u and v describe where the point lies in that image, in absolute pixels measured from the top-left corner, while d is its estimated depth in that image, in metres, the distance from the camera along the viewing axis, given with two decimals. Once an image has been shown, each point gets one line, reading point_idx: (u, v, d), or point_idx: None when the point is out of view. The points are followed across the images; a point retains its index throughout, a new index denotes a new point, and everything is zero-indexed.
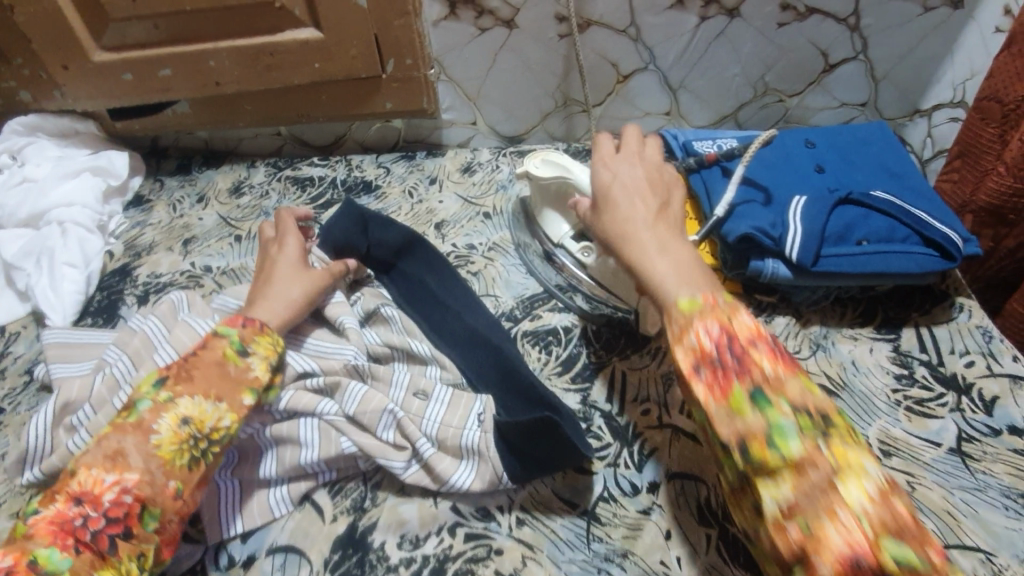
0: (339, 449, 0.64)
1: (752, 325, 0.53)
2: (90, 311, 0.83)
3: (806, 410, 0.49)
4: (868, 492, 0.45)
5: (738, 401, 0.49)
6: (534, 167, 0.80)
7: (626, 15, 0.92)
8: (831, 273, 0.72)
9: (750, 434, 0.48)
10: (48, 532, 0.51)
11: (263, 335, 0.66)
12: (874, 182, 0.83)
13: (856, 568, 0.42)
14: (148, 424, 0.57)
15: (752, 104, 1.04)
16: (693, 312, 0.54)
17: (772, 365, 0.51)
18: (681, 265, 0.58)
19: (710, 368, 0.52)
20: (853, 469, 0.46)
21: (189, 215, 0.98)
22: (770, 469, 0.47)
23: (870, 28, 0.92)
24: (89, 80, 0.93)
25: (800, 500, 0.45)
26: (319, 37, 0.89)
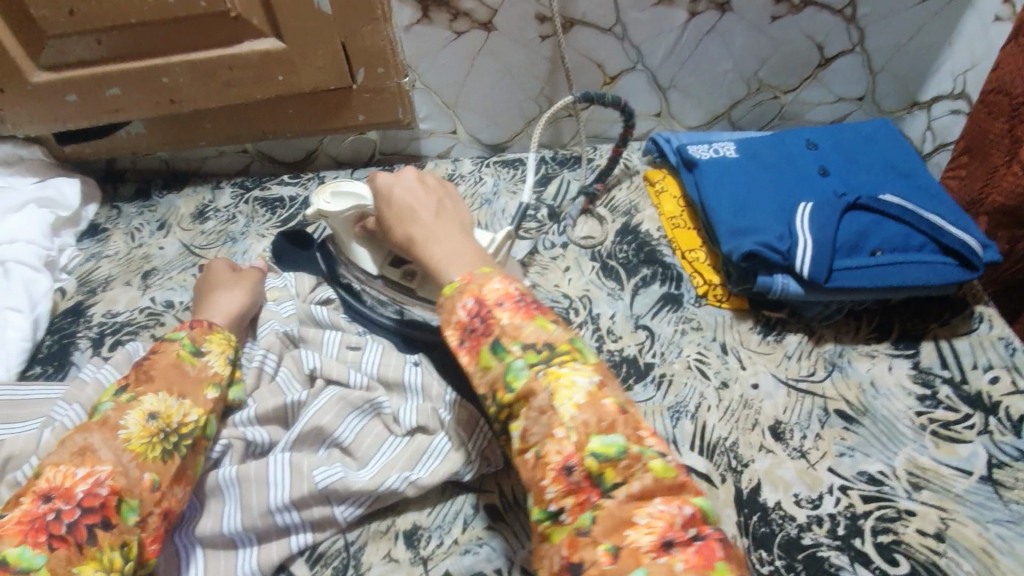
0: (314, 484, 0.58)
1: (500, 289, 0.51)
2: (39, 360, 0.76)
3: (536, 347, 0.48)
4: (577, 401, 0.45)
5: (485, 359, 0.49)
6: (325, 204, 0.72)
7: (611, 12, 0.87)
8: (845, 287, 0.67)
9: (495, 385, 0.48)
10: (17, 531, 0.46)
11: (215, 332, 0.64)
12: (882, 183, 0.78)
13: (570, 477, 0.44)
14: (115, 420, 0.54)
15: (746, 101, 0.98)
16: (451, 291, 0.53)
17: (512, 316, 0.50)
18: (455, 252, 0.58)
19: (467, 337, 0.50)
20: (565, 386, 0.46)
21: (149, 245, 0.90)
22: (511, 409, 0.47)
23: (866, 19, 0.87)
24: (29, 102, 0.85)
25: (529, 430, 0.46)
26: (281, 48, 0.81)
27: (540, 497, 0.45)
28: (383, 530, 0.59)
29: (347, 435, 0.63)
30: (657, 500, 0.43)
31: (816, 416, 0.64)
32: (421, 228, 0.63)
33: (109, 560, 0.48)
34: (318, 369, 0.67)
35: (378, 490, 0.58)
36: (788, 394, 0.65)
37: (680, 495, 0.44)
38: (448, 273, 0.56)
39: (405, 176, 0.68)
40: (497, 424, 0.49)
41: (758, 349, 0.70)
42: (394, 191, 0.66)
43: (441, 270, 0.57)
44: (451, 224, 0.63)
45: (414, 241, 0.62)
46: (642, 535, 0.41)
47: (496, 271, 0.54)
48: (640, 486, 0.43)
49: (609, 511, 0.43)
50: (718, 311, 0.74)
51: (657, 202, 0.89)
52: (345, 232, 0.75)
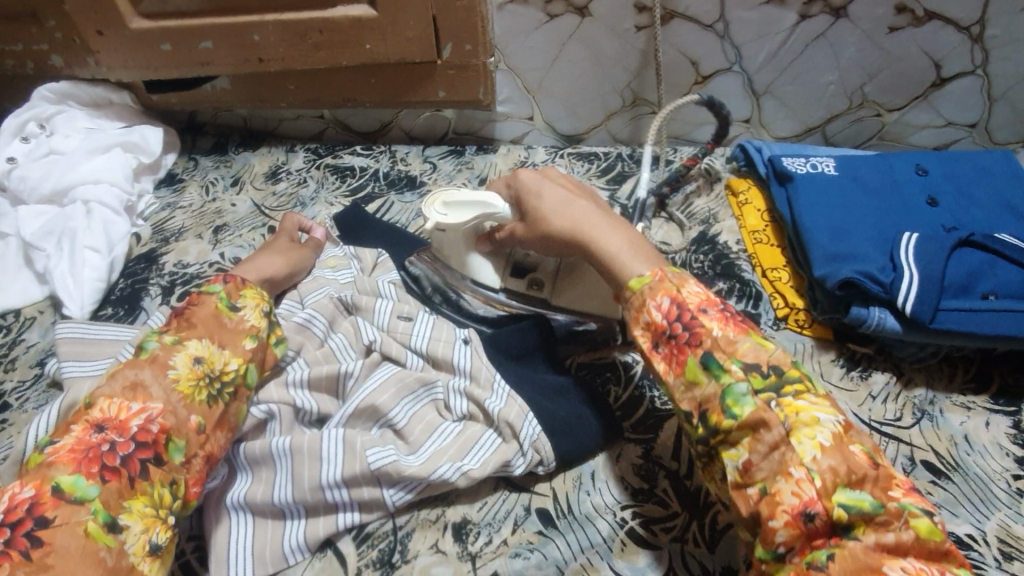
0: (366, 464, 0.55)
1: (701, 293, 0.52)
2: (111, 301, 0.78)
3: (757, 367, 0.48)
4: (821, 442, 0.44)
5: (693, 371, 0.49)
6: (440, 217, 0.65)
7: (716, 7, 0.80)
8: (950, 331, 0.62)
9: (706, 405, 0.48)
10: (71, 459, 0.47)
11: (248, 287, 0.63)
12: (997, 222, 0.71)
13: (809, 523, 0.43)
14: (164, 359, 0.54)
15: (844, 117, 0.91)
16: (641, 287, 0.54)
17: (721, 327, 0.50)
18: (633, 243, 0.58)
19: (665, 342, 0.52)
20: (807, 425, 0.45)
21: (221, 201, 0.91)
22: (728, 435, 0.47)
23: (996, 40, 0.78)
24: (123, 48, 0.86)
25: (752, 462, 0.46)
26: (373, 16, 0.80)
27: (769, 538, 0.44)
28: (432, 520, 0.57)
29: (401, 418, 0.60)
30: (910, 558, 0.41)
31: (900, 465, 0.59)
32: (587, 218, 0.61)
33: (159, 497, 0.50)
34: (376, 344, 0.65)
35: (430, 477, 0.56)
36: (870, 437, 0.61)
37: (937, 561, 0.41)
38: (635, 269, 0.56)
39: (552, 173, 0.66)
40: (705, 446, 0.49)
41: (840, 384, 0.65)
42: (544, 187, 0.63)
43: (620, 261, 0.57)
44: (615, 215, 0.62)
45: (579, 229, 0.60)
46: None
47: (688, 274, 0.54)
48: (895, 539, 0.41)
49: (850, 553, 0.41)
50: (799, 337, 0.70)
51: (739, 213, 0.83)
52: (461, 244, 0.68)
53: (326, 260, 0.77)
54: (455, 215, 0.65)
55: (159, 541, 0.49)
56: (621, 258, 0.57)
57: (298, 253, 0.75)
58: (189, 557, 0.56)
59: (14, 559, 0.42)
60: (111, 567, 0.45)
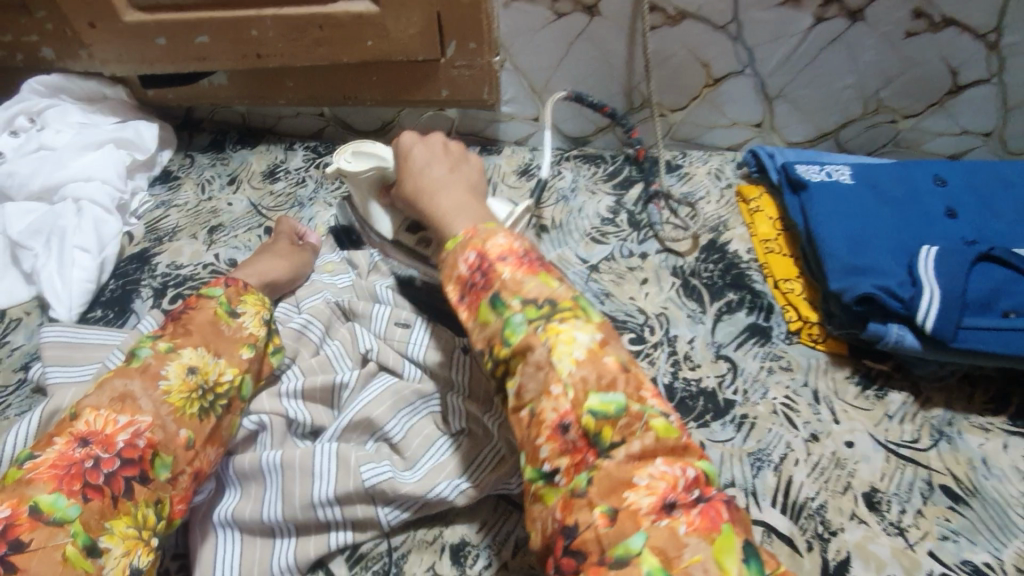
0: (360, 481, 0.53)
1: (505, 244, 0.49)
2: (101, 303, 0.76)
3: (538, 302, 0.46)
4: (576, 357, 0.43)
5: (484, 313, 0.47)
6: (345, 164, 0.66)
7: (728, 8, 0.78)
8: (971, 349, 0.59)
9: (493, 339, 0.46)
10: (52, 476, 0.45)
11: (249, 293, 0.60)
12: (1019, 236, 0.68)
13: (567, 436, 0.41)
14: (156, 368, 0.52)
15: (859, 123, 0.88)
16: (453, 246, 0.51)
17: (513, 271, 0.48)
18: (463, 204, 0.56)
19: (467, 292, 0.49)
20: (564, 342, 0.43)
21: (217, 199, 0.89)
22: (508, 365, 0.45)
23: (1011, 49, 0.75)
24: (117, 41, 0.83)
25: (525, 387, 0.44)
26: (375, 12, 0.77)
27: (535, 456, 0.42)
28: (430, 541, 0.54)
29: (397, 432, 0.58)
30: (657, 461, 0.40)
31: (918, 489, 0.57)
32: (433, 181, 0.60)
33: (142, 517, 0.47)
34: (373, 353, 0.63)
35: (427, 496, 0.53)
36: (886, 460, 0.59)
37: (679, 457, 0.41)
38: (451, 228, 0.54)
39: (432, 137, 0.64)
40: (495, 381, 0.47)
41: (855, 403, 0.63)
42: (415, 149, 0.62)
43: (445, 223, 0.55)
44: (465, 182, 0.60)
45: (420, 192, 0.59)
46: (642, 497, 0.38)
47: (501, 226, 0.52)
48: (639, 446, 0.40)
49: (608, 471, 0.40)
50: (812, 352, 0.67)
51: (751, 222, 0.81)
52: (364, 196, 0.69)
53: (322, 265, 0.75)
54: (359, 163, 0.66)
55: (141, 564, 0.46)
56: (445, 219, 0.55)
57: (298, 257, 0.73)
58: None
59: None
60: None
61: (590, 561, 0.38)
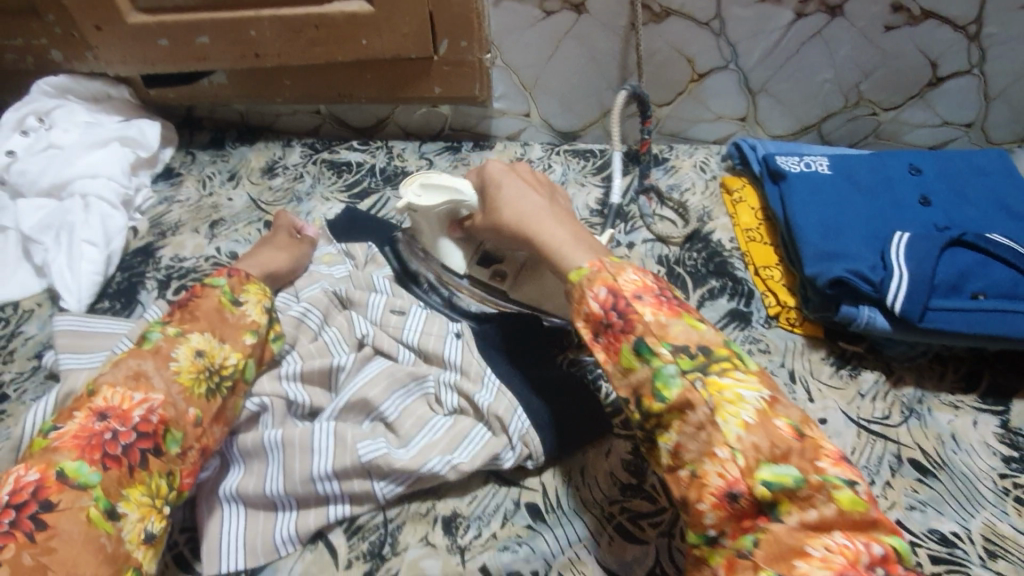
0: (356, 457, 0.56)
1: (638, 281, 0.50)
2: (108, 294, 0.79)
3: (685, 349, 0.46)
4: (744, 419, 0.42)
5: (628, 359, 0.48)
6: (415, 197, 0.66)
7: (711, 5, 0.80)
8: (939, 330, 0.62)
9: (640, 389, 0.47)
10: (74, 445, 0.48)
11: (252, 283, 0.63)
12: (990, 222, 0.71)
13: (735, 503, 0.41)
14: (166, 350, 0.55)
15: (840, 115, 0.91)
16: (580, 279, 0.52)
17: (653, 313, 0.48)
18: (577, 235, 0.58)
19: (603, 332, 0.50)
20: (730, 402, 0.43)
21: (218, 195, 0.92)
22: (660, 418, 0.46)
23: (993, 38, 0.78)
24: (121, 42, 0.86)
25: (683, 446, 0.44)
26: (368, 11, 0.80)
27: (698, 521, 0.43)
28: (422, 513, 0.57)
29: (392, 412, 0.61)
30: (834, 533, 0.39)
31: (887, 463, 0.60)
32: (536, 212, 0.61)
33: (156, 487, 0.50)
34: (369, 338, 0.66)
35: (420, 471, 0.56)
36: (858, 435, 0.62)
37: (863, 530, 0.39)
38: (573, 259, 0.54)
39: (518, 167, 0.67)
40: (642, 431, 0.47)
41: (829, 382, 0.66)
42: (504, 179, 0.64)
43: (562, 252, 0.56)
44: (566, 213, 0.62)
45: (524, 223, 0.61)
46: (816, 568, 0.37)
47: (630, 263, 0.53)
48: (817, 516, 0.39)
49: (776, 537, 0.40)
50: (789, 335, 0.70)
51: (733, 212, 0.84)
52: (434, 229, 0.70)
53: (320, 257, 0.78)
54: (427, 199, 0.67)
55: (154, 530, 0.49)
56: (563, 248, 0.56)
57: (298, 248, 0.76)
58: (181, 547, 0.57)
59: (19, 540, 0.43)
60: (111, 553, 0.46)
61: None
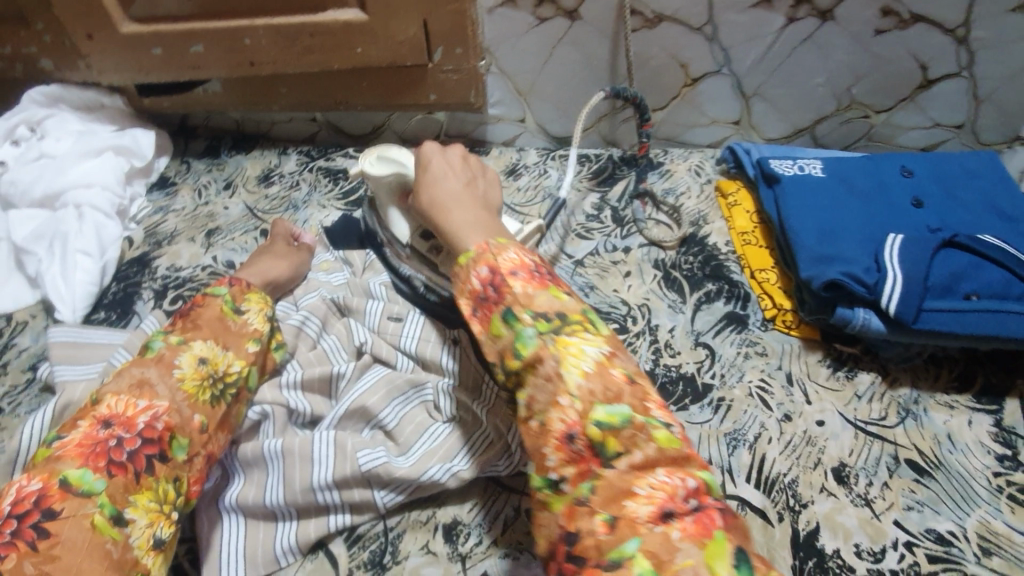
0: (356, 465, 0.55)
1: (516, 259, 0.48)
2: (104, 305, 0.78)
3: (548, 315, 0.45)
4: (584, 369, 0.43)
5: (496, 327, 0.46)
6: (368, 166, 0.67)
7: (704, 10, 0.81)
8: (933, 331, 0.63)
9: (504, 352, 0.46)
10: (79, 453, 0.48)
11: (253, 291, 0.63)
12: (981, 224, 0.71)
13: (572, 446, 0.42)
14: (169, 358, 0.55)
15: (833, 118, 0.91)
16: (465, 260, 0.50)
17: (525, 284, 0.47)
18: (476, 222, 0.54)
19: (479, 306, 0.48)
20: (572, 355, 0.43)
21: (214, 204, 0.92)
22: (518, 376, 0.45)
23: (981, 42, 0.79)
24: (114, 52, 0.86)
25: (535, 399, 0.44)
26: (363, 20, 0.80)
27: (542, 465, 0.43)
28: (424, 520, 0.57)
29: (391, 419, 0.60)
30: (658, 471, 0.41)
31: (884, 464, 0.60)
32: (448, 197, 0.58)
33: (163, 492, 0.50)
34: (367, 346, 0.66)
35: (420, 479, 0.56)
36: (855, 437, 0.62)
37: (684, 468, 0.41)
38: (464, 242, 0.52)
39: (452, 149, 0.64)
40: (506, 392, 0.47)
41: (826, 384, 0.66)
42: (433, 161, 0.62)
43: (456, 238, 0.54)
44: (475, 196, 0.59)
45: (436, 206, 0.58)
46: (642, 506, 0.39)
47: (513, 242, 0.51)
48: (642, 457, 0.41)
49: (609, 481, 0.41)
50: (786, 338, 0.70)
51: (729, 215, 0.84)
52: (385, 199, 0.70)
53: (318, 265, 0.78)
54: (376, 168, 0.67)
55: (163, 535, 0.49)
56: (456, 234, 0.54)
57: (297, 256, 0.75)
58: (182, 559, 0.56)
59: (21, 549, 0.42)
60: (116, 559, 0.45)
61: (589, 565, 0.39)
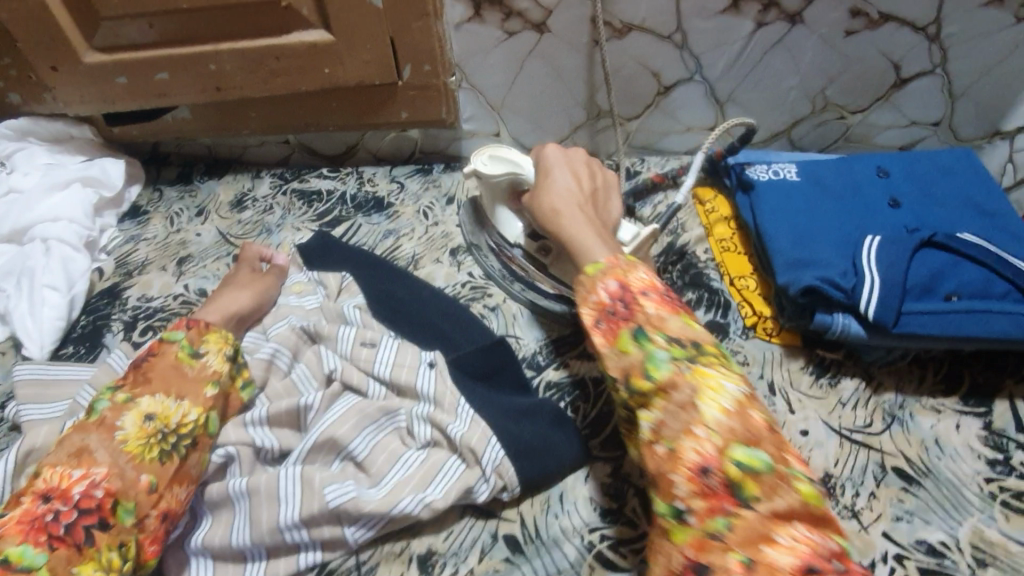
0: (324, 502, 0.53)
1: (648, 279, 0.50)
2: (72, 339, 0.76)
3: (681, 341, 0.46)
4: (723, 405, 0.43)
5: (624, 343, 0.48)
6: (483, 165, 0.71)
7: (671, 19, 0.81)
8: (915, 334, 0.61)
9: (630, 370, 0.46)
10: (18, 530, 0.47)
11: (212, 332, 0.62)
12: (961, 221, 0.70)
13: (706, 480, 0.41)
14: (111, 421, 0.53)
15: (808, 120, 0.91)
16: (594, 271, 0.52)
17: (656, 306, 0.49)
18: (602, 236, 0.57)
19: (605, 319, 0.49)
20: (713, 389, 0.43)
21: (186, 231, 0.90)
22: (645, 398, 0.45)
23: (953, 38, 0.78)
24: (80, 82, 0.85)
25: (664, 424, 0.44)
26: (329, 40, 0.79)
27: (668, 493, 0.42)
28: (397, 553, 0.55)
29: (362, 450, 0.58)
30: (797, 526, 0.39)
31: (871, 472, 0.58)
32: (569, 204, 0.62)
33: (107, 561, 0.49)
34: (337, 373, 0.64)
35: (391, 512, 0.54)
36: (840, 445, 0.60)
37: (822, 528, 0.40)
38: (592, 254, 0.55)
39: (574, 155, 0.68)
40: (627, 411, 0.47)
41: (809, 392, 0.65)
42: (556, 168, 0.65)
43: (584, 251, 0.56)
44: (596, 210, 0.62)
45: (557, 214, 0.61)
46: (781, 555, 0.37)
47: (640, 262, 0.53)
48: (784, 505, 0.39)
49: (747, 522, 0.39)
50: (767, 345, 0.69)
51: (707, 222, 0.83)
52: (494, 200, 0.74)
53: (290, 287, 0.77)
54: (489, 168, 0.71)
55: None
56: (584, 239, 0.57)
57: (264, 283, 0.75)
58: None
59: None
60: None
61: None
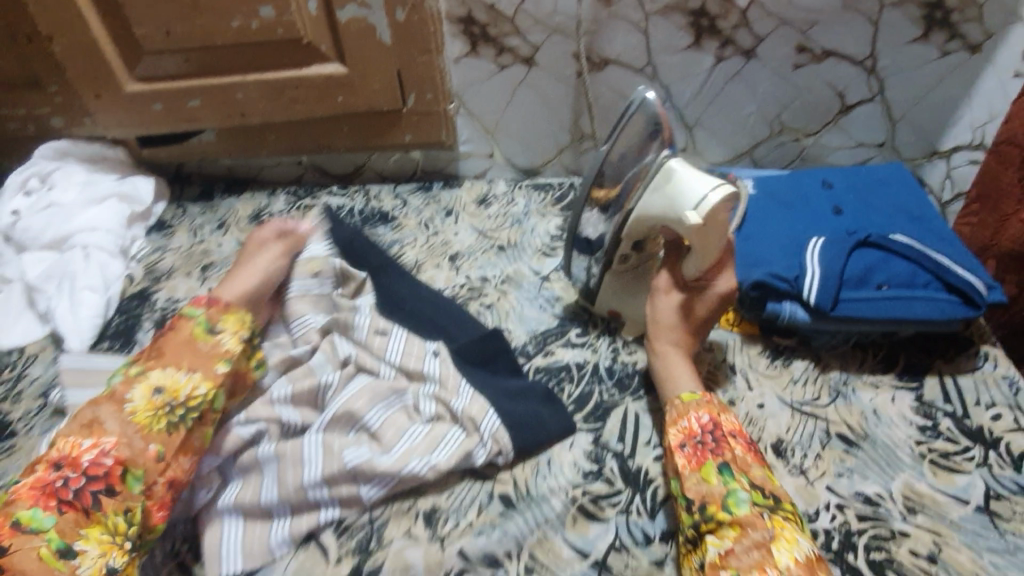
0: (343, 463, 0.61)
1: (735, 424, 0.62)
2: (107, 335, 0.84)
3: (762, 488, 0.56)
4: (794, 554, 0.51)
5: (707, 471, 0.58)
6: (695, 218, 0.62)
7: (644, 54, 0.93)
8: (851, 317, 0.71)
9: (708, 497, 0.56)
10: (31, 495, 0.53)
11: (229, 312, 0.67)
12: (895, 225, 0.81)
13: None
14: (122, 394, 0.59)
15: (768, 142, 1.02)
16: (689, 400, 0.64)
17: (742, 451, 0.59)
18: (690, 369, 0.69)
19: (692, 444, 0.61)
20: (786, 538, 0.52)
21: (208, 242, 0.99)
22: (718, 524, 0.54)
23: (887, 70, 0.90)
24: (119, 108, 0.95)
25: (733, 551, 0.52)
26: (344, 72, 0.91)
27: None
28: (405, 510, 0.62)
29: (375, 421, 0.66)
30: None
31: (818, 438, 0.67)
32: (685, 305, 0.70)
33: (114, 524, 0.55)
34: (353, 358, 0.72)
35: (401, 472, 0.62)
36: (792, 416, 0.69)
37: None
38: (685, 383, 0.67)
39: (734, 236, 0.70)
40: (693, 532, 0.56)
41: (765, 372, 0.74)
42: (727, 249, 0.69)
43: (675, 378, 0.68)
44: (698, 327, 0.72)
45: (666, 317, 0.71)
46: None
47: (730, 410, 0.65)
48: None
49: None
50: (729, 334, 0.79)
51: None
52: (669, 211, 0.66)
53: (305, 266, 0.80)
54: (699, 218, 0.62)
55: (116, 563, 0.54)
56: (675, 369, 0.68)
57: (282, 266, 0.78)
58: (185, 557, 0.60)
59: None
60: None
61: None
